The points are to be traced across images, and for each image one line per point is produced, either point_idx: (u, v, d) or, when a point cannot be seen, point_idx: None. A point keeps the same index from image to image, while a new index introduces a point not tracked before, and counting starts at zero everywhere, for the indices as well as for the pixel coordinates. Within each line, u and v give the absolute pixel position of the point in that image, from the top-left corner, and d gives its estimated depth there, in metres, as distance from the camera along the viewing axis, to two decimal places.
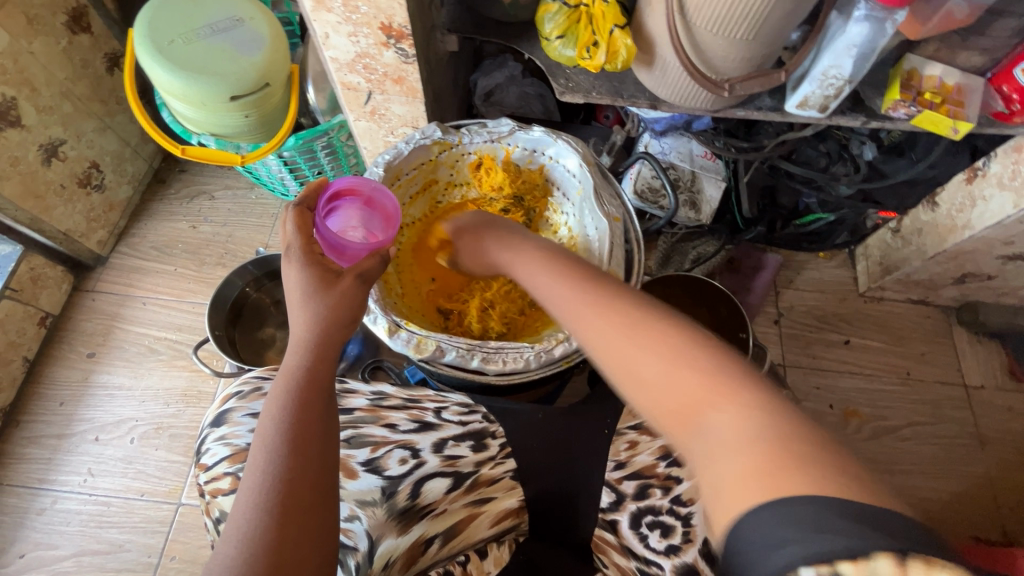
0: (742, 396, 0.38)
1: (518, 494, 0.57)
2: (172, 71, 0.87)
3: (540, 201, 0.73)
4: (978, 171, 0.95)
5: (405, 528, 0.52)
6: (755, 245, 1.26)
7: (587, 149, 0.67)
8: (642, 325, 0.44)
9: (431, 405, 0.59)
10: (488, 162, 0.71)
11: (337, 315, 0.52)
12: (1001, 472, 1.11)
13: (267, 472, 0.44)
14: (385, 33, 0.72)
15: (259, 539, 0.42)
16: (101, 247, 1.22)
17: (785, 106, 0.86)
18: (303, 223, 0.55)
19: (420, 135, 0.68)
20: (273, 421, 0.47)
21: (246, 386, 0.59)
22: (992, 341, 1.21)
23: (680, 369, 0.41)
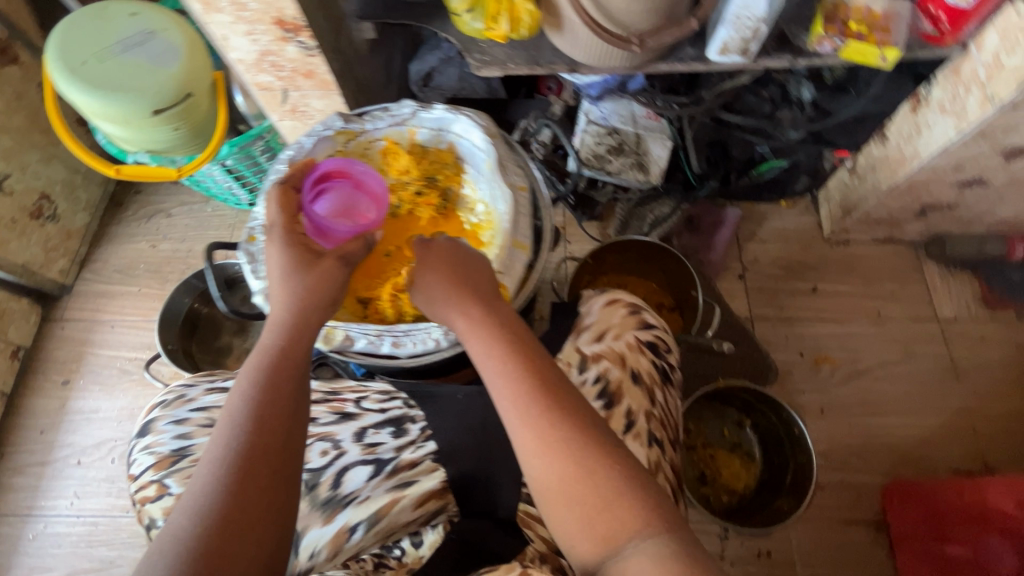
0: (664, 524, 0.46)
1: (440, 475, 0.56)
2: (89, 92, 0.87)
3: (453, 178, 0.71)
4: (921, 99, 0.92)
5: (330, 518, 0.53)
6: (713, 201, 1.24)
7: (490, 121, 0.67)
8: (591, 448, 0.49)
9: (351, 395, 0.60)
10: (394, 147, 0.70)
11: (314, 295, 0.55)
12: (979, 403, 1.10)
13: (230, 447, 0.47)
14: (280, 27, 0.71)
15: (212, 510, 0.45)
16: (65, 276, 1.23)
17: (707, 54, 0.84)
18: (287, 202, 0.59)
19: (321, 127, 0.67)
20: (243, 400, 0.50)
21: (171, 395, 0.60)
22: (963, 272, 1.19)
23: (620, 497, 0.47)
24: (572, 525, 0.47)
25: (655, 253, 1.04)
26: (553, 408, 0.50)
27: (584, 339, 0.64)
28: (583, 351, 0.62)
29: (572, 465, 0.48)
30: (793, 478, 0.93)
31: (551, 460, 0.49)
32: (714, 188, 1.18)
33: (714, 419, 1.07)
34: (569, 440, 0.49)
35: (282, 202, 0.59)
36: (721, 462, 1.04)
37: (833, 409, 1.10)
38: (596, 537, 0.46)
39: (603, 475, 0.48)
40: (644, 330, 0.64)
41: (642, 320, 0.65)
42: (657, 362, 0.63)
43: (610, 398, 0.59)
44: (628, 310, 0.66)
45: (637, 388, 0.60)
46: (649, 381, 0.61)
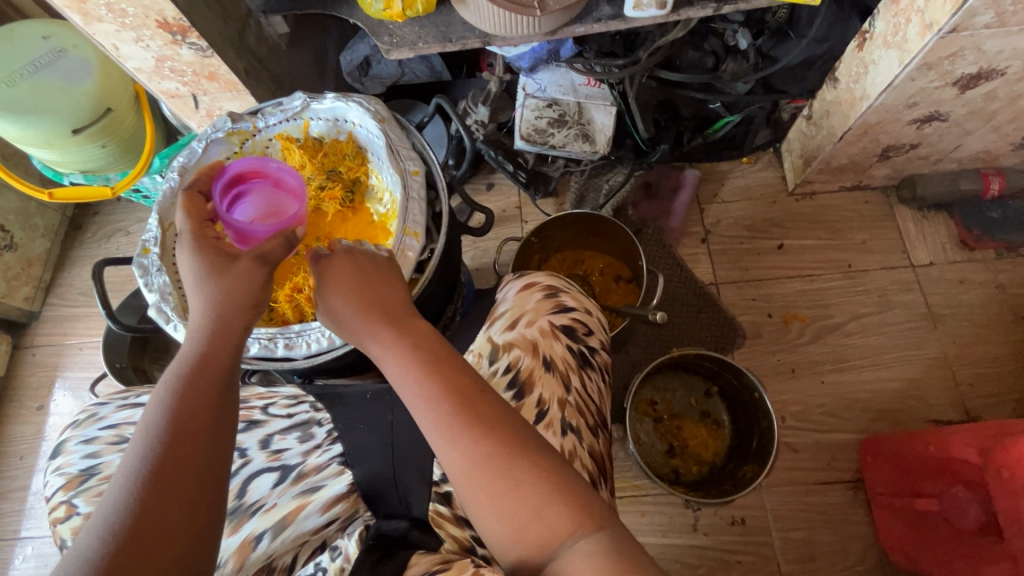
0: (598, 522, 0.44)
1: (347, 477, 0.56)
2: (2, 117, 0.85)
3: (358, 169, 0.68)
4: (866, 35, 0.87)
5: (236, 528, 0.53)
6: (670, 165, 1.20)
7: (382, 105, 0.64)
8: (517, 452, 0.46)
9: (259, 403, 0.60)
10: (288, 145, 0.67)
11: (234, 298, 0.50)
12: (959, 349, 1.05)
13: (145, 460, 0.43)
14: (166, 30, 0.69)
15: (124, 528, 0.40)
16: (30, 303, 1.25)
17: (624, 11, 0.79)
18: (193, 208, 0.54)
19: (213, 130, 0.65)
20: (159, 410, 0.45)
21: (82, 415, 0.61)
22: (938, 214, 1.13)
23: (552, 499, 0.44)
24: (507, 539, 0.45)
25: (605, 227, 1.01)
26: (472, 419, 0.47)
27: (497, 328, 0.62)
28: (495, 340, 0.61)
29: (500, 476, 0.46)
30: (759, 443, 0.91)
31: (479, 478, 0.46)
32: (667, 152, 1.14)
33: (680, 390, 1.04)
34: (496, 447, 0.47)
35: (188, 208, 0.55)
36: (688, 433, 1.01)
37: (806, 369, 1.06)
38: (530, 544, 0.44)
39: (534, 478, 0.45)
40: (559, 314, 0.62)
41: (559, 302, 0.63)
42: (574, 346, 0.60)
43: (521, 388, 0.57)
44: (544, 294, 0.63)
45: (550, 375, 0.58)
46: (563, 367, 0.59)
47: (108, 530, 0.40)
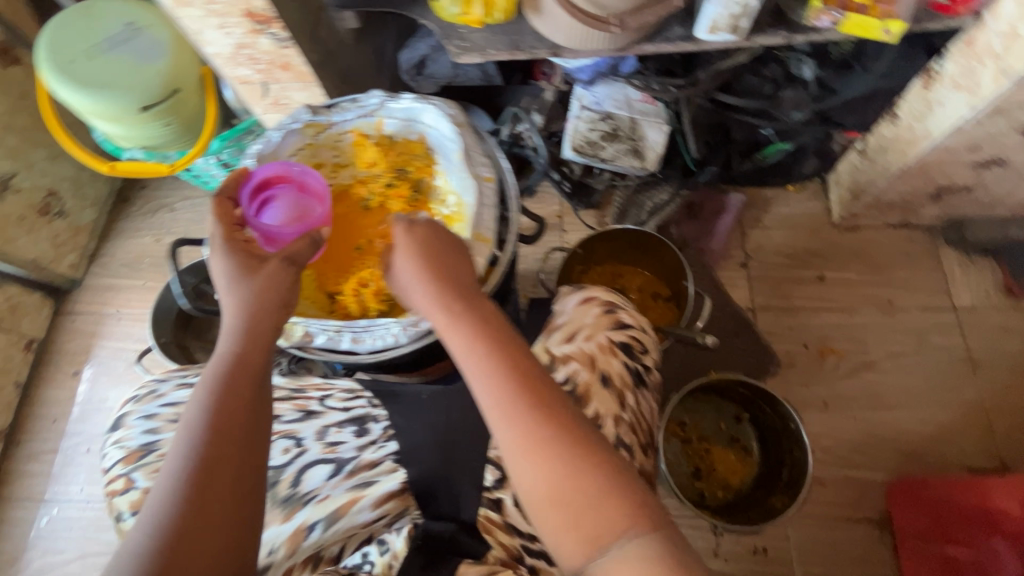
0: (653, 521, 0.43)
1: (402, 476, 0.56)
2: (78, 90, 0.88)
3: (425, 169, 0.69)
4: (932, 75, 0.86)
5: (288, 515, 0.53)
6: (715, 187, 1.19)
7: (458, 110, 0.65)
8: (572, 439, 0.46)
9: (316, 393, 0.60)
10: (361, 139, 0.69)
11: (265, 297, 0.55)
12: (997, 396, 1.04)
13: (188, 454, 0.47)
14: (251, 19, 0.71)
15: (169, 519, 0.44)
16: (74, 270, 1.27)
17: (696, 33, 0.79)
18: (223, 213, 0.58)
19: (290, 120, 0.66)
20: (200, 408, 0.49)
21: (142, 390, 0.62)
22: (984, 258, 1.12)
23: (606, 492, 0.44)
24: (559, 530, 0.44)
25: (649, 242, 1.01)
26: (531, 403, 0.48)
27: (553, 339, 0.62)
28: (552, 352, 0.60)
29: (555, 461, 0.45)
30: (789, 475, 0.90)
31: (535, 460, 0.46)
32: (714, 174, 1.14)
33: (710, 413, 1.04)
34: (553, 432, 0.46)
35: (218, 213, 0.58)
36: (716, 457, 1.01)
37: (839, 403, 1.05)
38: (583, 537, 0.43)
39: (588, 467, 0.45)
40: (618, 331, 0.62)
41: (617, 319, 0.63)
42: (630, 364, 0.61)
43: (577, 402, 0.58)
44: (602, 309, 0.63)
45: (606, 391, 0.58)
46: (619, 384, 0.59)
47: (157, 520, 0.44)
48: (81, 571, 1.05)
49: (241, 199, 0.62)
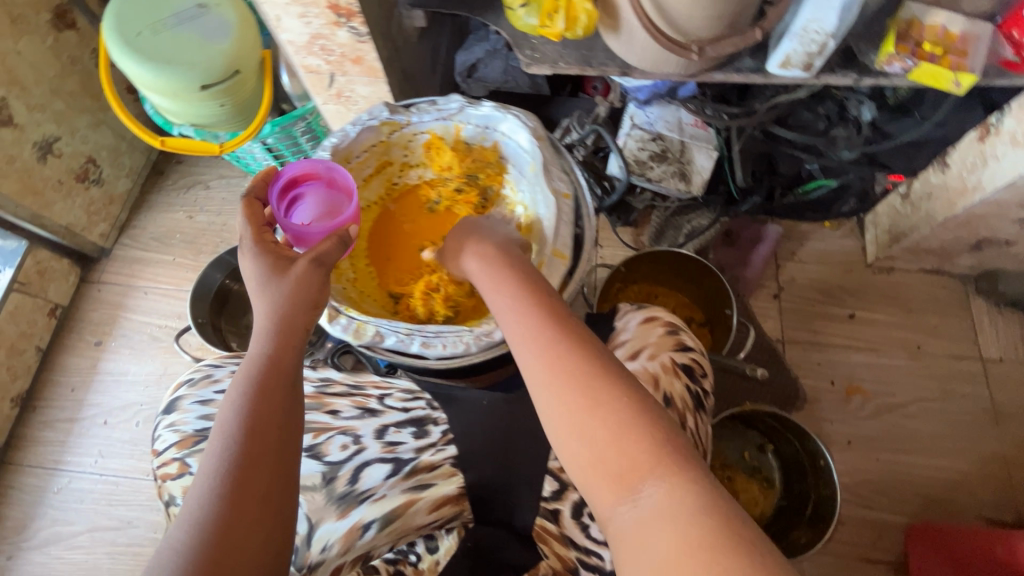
0: (685, 472, 0.42)
1: (459, 481, 0.56)
2: (142, 63, 0.88)
3: (495, 178, 0.71)
4: (991, 128, 0.88)
5: (345, 512, 0.54)
6: (754, 217, 1.19)
7: (539, 124, 0.66)
8: (597, 385, 0.47)
9: (375, 391, 0.61)
10: (437, 142, 0.70)
11: (296, 299, 0.56)
12: (1018, 451, 1.04)
13: (225, 456, 0.49)
14: (334, 12, 0.71)
15: (212, 518, 0.46)
16: (104, 240, 1.26)
17: (768, 67, 0.80)
18: (253, 214, 0.59)
19: (367, 116, 0.67)
20: (234, 410, 0.51)
21: (198, 373, 0.61)
22: (1014, 312, 1.13)
23: (632, 436, 0.44)
24: (589, 473, 0.45)
25: (692, 267, 1.01)
26: (558, 350, 0.50)
27: (616, 356, 0.63)
28: None
29: (581, 400, 0.47)
30: (813, 511, 0.91)
31: (563, 404, 0.48)
32: (757, 204, 1.14)
33: (736, 440, 1.04)
34: (577, 374, 0.48)
35: (249, 214, 0.60)
36: (739, 485, 1.01)
37: (861, 442, 1.06)
38: (613, 481, 0.44)
39: (614, 412, 0.46)
40: (681, 352, 0.63)
41: (680, 341, 0.64)
42: (691, 386, 0.61)
43: None
44: (665, 330, 0.64)
45: (669, 412, 0.58)
46: (681, 405, 0.59)
47: (198, 517, 0.46)
48: (89, 544, 1.04)
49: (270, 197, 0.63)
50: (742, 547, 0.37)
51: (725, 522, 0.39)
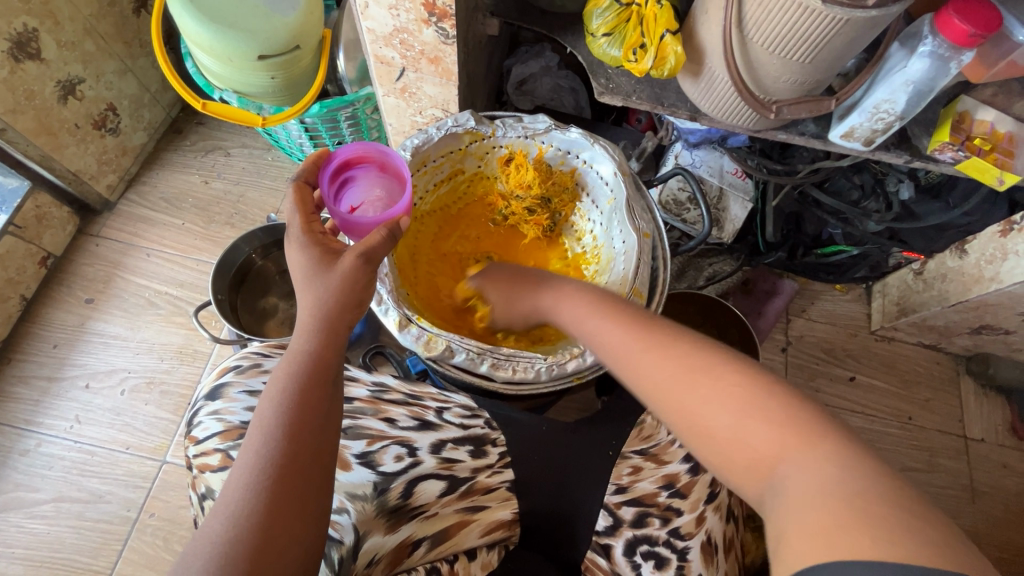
0: (821, 453, 0.42)
1: (512, 506, 0.62)
2: (202, 23, 0.83)
3: (567, 204, 0.81)
4: (1013, 225, 0.93)
5: (394, 527, 0.55)
6: (772, 270, 1.22)
7: (621, 158, 0.75)
8: (700, 370, 0.50)
9: (432, 404, 0.64)
10: (518, 157, 0.78)
11: (342, 298, 0.53)
12: (990, 528, 1.10)
13: (262, 453, 0.45)
14: (427, 10, 0.70)
15: (246, 517, 0.43)
16: (110, 192, 1.18)
17: (829, 134, 0.83)
18: (302, 200, 0.59)
19: (453, 123, 0.74)
20: (273, 405, 0.47)
21: (246, 362, 0.62)
22: (998, 396, 1.20)
23: (752, 417, 0.46)
24: (724, 464, 0.47)
25: (719, 312, 1.03)
26: (657, 348, 0.53)
27: None
28: None
29: (694, 392, 0.49)
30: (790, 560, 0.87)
31: (674, 395, 0.51)
32: (780, 258, 1.17)
33: None
34: (678, 365, 0.51)
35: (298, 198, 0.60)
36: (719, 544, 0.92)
37: None
38: (747, 470, 0.45)
39: (726, 399, 0.47)
40: None
41: None
42: None
43: (697, 465, 0.60)
44: None
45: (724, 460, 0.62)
46: None
47: (234, 513, 0.43)
48: (52, 515, 0.97)
49: (321, 182, 0.64)
50: (884, 524, 0.36)
51: (864, 499, 0.37)
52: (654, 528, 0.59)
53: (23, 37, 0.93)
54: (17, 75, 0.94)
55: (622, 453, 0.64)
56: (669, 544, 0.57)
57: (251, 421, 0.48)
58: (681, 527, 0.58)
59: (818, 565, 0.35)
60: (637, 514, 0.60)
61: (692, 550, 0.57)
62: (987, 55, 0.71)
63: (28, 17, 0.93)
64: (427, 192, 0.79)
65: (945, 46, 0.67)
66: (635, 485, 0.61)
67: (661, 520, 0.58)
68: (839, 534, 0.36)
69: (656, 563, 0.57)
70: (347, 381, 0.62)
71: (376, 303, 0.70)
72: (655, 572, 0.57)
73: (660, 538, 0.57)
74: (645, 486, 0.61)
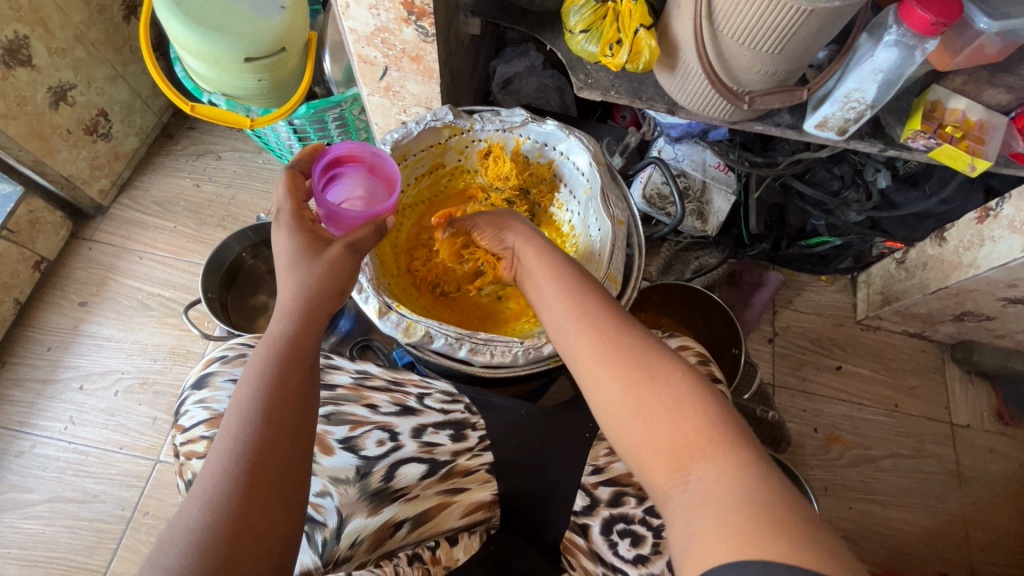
0: (739, 460, 0.45)
1: (491, 488, 0.65)
2: (189, 26, 0.85)
3: (545, 195, 0.84)
4: (990, 212, 0.95)
5: (376, 509, 0.58)
6: (757, 261, 1.24)
7: (597, 149, 0.78)
8: (650, 362, 0.51)
9: (414, 390, 0.66)
10: (496, 150, 0.81)
11: (325, 285, 0.55)
12: (977, 513, 1.11)
13: (241, 438, 0.46)
14: (406, 9, 0.71)
15: (225, 501, 0.44)
16: (103, 197, 1.20)
17: (804, 124, 0.85)
18: (294, 188, 0.60)
19: (431, 118, 0.77)
20: (251, 390, 0.49)
21: (231, 351, 0.63)
22: (983, 382, 1.21)
23: (681, 415, 0.48)
24: (643, 450, 0.49)
25: (703, 304, 1.04)
26: (610, 330, 0.54)
27: None
28: None
29: (634, 376, 0.51)
30: None
31: (612, 376, 0.52)
32: (764, 250, 1.18)
33: None
34: (627, 345, 0.53)
35: (290, 185, 0.61)
36: None
37: (837, 489, 1.11)
38: (663, 462, 0.47)
39: (666, 395, 0.49)
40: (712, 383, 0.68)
41: (710, 372, 0.70)
42: None
43: None
44: (697, 360, 0.70)
45: None
46: None
47: (211, 497, 0.44)
48: (47, 515, 0.98)
49: (313, 172, 0.66)
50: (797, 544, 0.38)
51: (775, 510, 0.40)
52: (629, 508, 0.61)
53: (14, 44, 0.95)
54: (8, 81, 0.96)
55: (599, 435, 0.66)
56: (644, 522, 0.60)
57: (229, 405, 0.49)
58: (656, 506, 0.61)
59: (729, 560, 0.38)
60: (613, 494, 0.62)
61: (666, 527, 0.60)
62: (953, 43, 0.74)
63: (19, 25, 0.95)
64: (407, 185, 0.81)
65: (909, 35, 0.69)
66: (611, 466, 0.64)
67: (636, 499, 0.61)
68: (752, 544, 0.38)
69: (633, 541, 0.60)
70: (330, 369, 0.64)
71: (358, 292, 0.72)
72: (631, 550, 0.60)
73: (635, 517, 0.60)
74: (621, 466, 0.63)
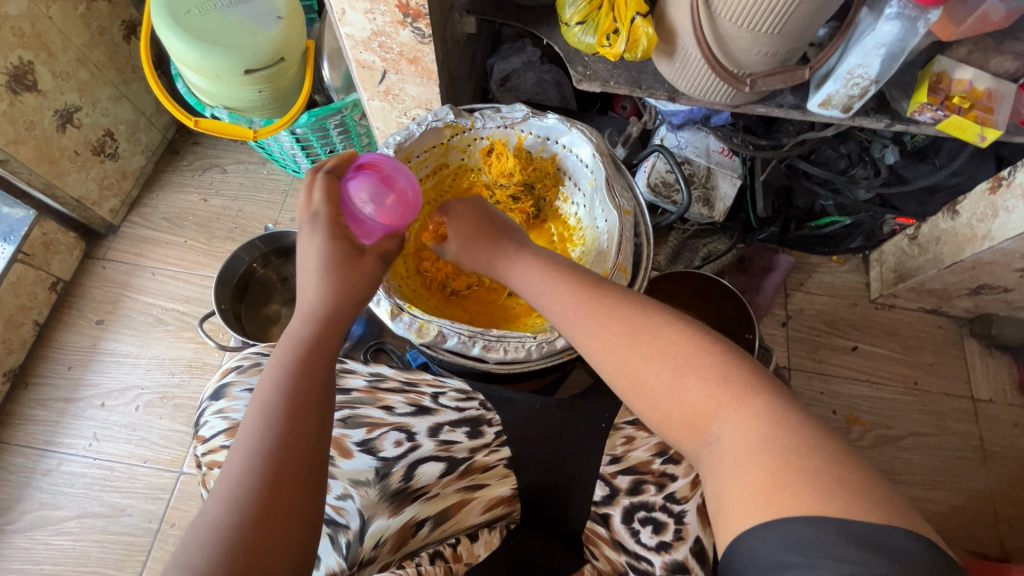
0: (752, 409, 0.45)
1: (510, 483, 0.65)
2: (189, 43, 0.86)
3: (550, 189, 0.84)
4: (1002, 181, 0.93)
5: (396, 510, 0.58)
6: (766, 245, 1.23)
7: (600, 141, 0.78)
8: (649, 334, 0.52)
9: (428, 390, 0.66)
10: (499, 146, 0.81)
11: (348, 291, 0.57)
12: (1004, 488, 1.10)
13: (266, 439, 0.47)
14: (402, 11, 0.71)
15: (250, 500, 0.44)
16: (113, 216, 1.22)
17: (807, 104, 0.84)
18: (331, 192, 0.60)
19: (433, 118, 0.77)
20: (275, 391, 0.50)
21: (246, 361, 0.64)
22: (1004, 355, 1.19)
23: (686, 386, 0.48)
24: (660, 420, 0.50)
25: (714, 290, 1.04)
26: (606, 311, 0.55)
27: None
28: None
29: (637, 352, 0.51)
30: None
31: (614, 357, 0.52)
32: (773, 233, 1.18)
33: None
34: (626, 323, 0.53)
35: (328, 190, 0.61)
36: None
37: None
38: (681, 427, 0.48)
39: (668, 363, 0.49)
40: None
41: None
42: None
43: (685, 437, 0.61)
44: None
45: None
46: None
47: (235, 497, 0.45)
48: (77, 531, 1.00)
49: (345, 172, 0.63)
50: (813, 498, 0.38)
51: (793, 459, 0.41)
52: (650, 495, 0.60)
53: (19, 70, 0.96)
54: (15, 107, 0.97)
55: (615, 425, 0.66)
56: (665, 509, 0.59)
57: (251, 407, 0.49)
58: (676, 491, 0.60)
59: (757, 519, 0.39)
60: (632, 483, 0.62)
61: (688, 513, 0.59)
62: (956, 12, 0.73)
63: (23, 51, 0.96)
64: None
65: (911, 6, 0.67)
66: (630, 454, 0.63)
67: (656, 486, 0.60)
68: (774, 502, 0.39)
69: (655, 527, 0.59)
70: (345, 373, 0.65)
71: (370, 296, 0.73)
72: (654, 537, 0.59)
73: (655, 504, 0.59)
74: (639, 455, 0.63)
